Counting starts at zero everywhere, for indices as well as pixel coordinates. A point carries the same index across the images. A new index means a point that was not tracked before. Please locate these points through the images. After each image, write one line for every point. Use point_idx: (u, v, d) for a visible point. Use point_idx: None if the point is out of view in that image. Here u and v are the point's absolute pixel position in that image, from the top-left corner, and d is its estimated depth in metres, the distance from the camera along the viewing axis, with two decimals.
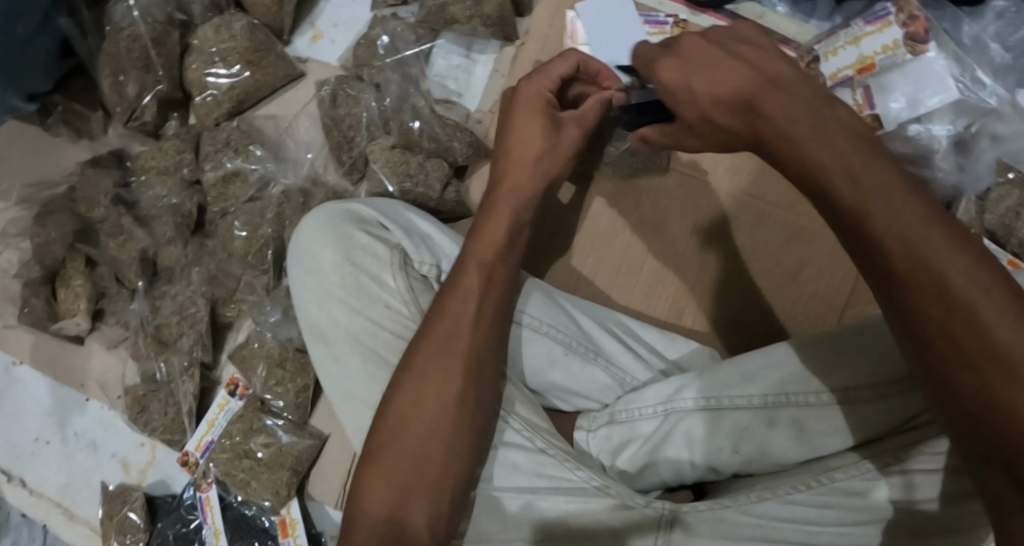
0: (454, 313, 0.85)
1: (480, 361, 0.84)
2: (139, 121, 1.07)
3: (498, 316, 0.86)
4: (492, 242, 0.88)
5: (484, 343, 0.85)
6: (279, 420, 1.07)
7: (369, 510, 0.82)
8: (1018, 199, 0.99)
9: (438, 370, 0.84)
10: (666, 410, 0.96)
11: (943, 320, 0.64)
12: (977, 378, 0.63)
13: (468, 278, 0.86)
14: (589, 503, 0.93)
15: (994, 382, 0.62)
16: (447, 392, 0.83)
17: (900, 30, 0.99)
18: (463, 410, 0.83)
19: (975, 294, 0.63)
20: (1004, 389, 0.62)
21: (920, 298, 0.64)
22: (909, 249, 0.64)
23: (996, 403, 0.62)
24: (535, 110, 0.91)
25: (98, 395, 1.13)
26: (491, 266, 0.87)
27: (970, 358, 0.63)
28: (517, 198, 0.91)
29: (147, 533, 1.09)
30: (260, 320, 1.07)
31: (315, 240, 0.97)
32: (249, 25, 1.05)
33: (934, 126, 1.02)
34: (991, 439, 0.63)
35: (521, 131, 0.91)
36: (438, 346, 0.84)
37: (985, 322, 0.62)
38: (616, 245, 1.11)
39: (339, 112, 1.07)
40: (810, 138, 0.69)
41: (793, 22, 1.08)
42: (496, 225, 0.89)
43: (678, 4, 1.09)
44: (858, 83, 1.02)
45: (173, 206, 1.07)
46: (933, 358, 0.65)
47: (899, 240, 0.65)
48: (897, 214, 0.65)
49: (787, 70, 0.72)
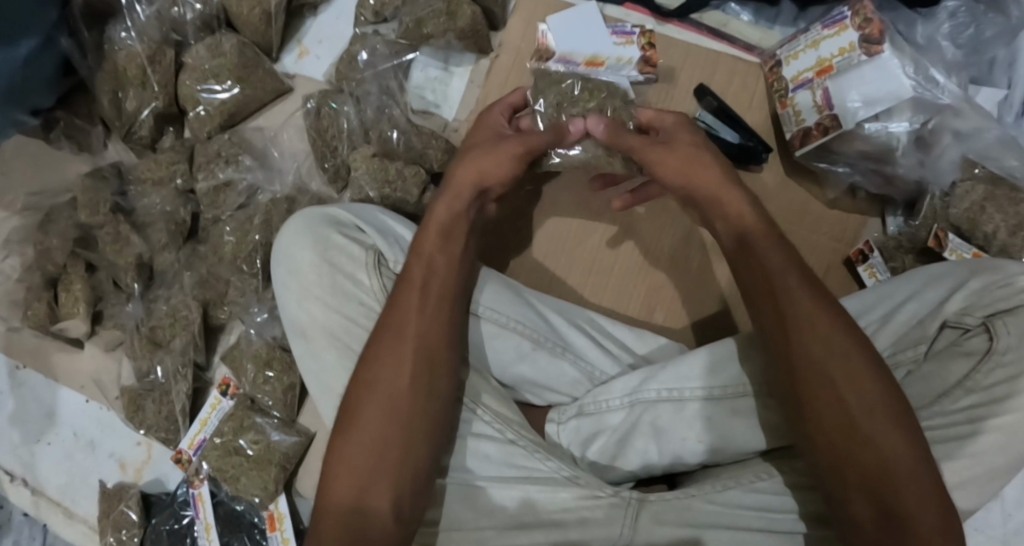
0: (402, 303, 0.92)
1: (430, 347, 0.91)
2: (136, 135, 1.13)
3: (442, 305, 0.92)
4: (434, 236, 0.94)
5: (434, 334, 0.91)
6: (269, 418, 1.11)
7: (336, 500, 0.87)
8: (982, 193, 1.03)
9: (386, 357, 0.90)
10: (632, 401, 0.99)
11: (822, 370, 0.81)
12: (842, 410, 0.80)
13: (413, 272, 0.93)
14: (556, 492, 0.96)
15: (833, 376, 0.80)
16: (400, 378, 0.89)
17: (855, 32, 1.03)
18: (415, 399, 0.89)
19: (848, 353, 0.81)
20: (841, 380, 0.80)
21: (808, 355, 0.81)
22: (798, 311, 0.82)
23: (837, 394, 0.80)
24: (492, 123, 1.00)
25: (96, 395, 1.19)
26: (432, 257, 0.93)
27: (831, 380, 0.80)
28: (453, 198, 0.96)
29: (142, 529, 1.14)
30: (248, 319, 1.12)
31: (293, 241, 1.02)
32: (238, 44, 1.11)
33: (891, 123, 1.04)
34: (843, 422, 0.80)
35: (476, 136, 0.99)
36: (391, 335, 0.91)
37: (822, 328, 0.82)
38: (588, 244, 1.14)
39: (323, 123, 1.12)
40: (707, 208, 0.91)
41: (756, 29, 1.15)
42: (435, 217, 0.95)
43: (644, 15, 1.15)
44: (818, 85, 1.05)
45: (167, 214, 1.13)
46: (809, 404, 0.81)
47: (803, 304, 0.83)
48: (785, 266, 0.84)
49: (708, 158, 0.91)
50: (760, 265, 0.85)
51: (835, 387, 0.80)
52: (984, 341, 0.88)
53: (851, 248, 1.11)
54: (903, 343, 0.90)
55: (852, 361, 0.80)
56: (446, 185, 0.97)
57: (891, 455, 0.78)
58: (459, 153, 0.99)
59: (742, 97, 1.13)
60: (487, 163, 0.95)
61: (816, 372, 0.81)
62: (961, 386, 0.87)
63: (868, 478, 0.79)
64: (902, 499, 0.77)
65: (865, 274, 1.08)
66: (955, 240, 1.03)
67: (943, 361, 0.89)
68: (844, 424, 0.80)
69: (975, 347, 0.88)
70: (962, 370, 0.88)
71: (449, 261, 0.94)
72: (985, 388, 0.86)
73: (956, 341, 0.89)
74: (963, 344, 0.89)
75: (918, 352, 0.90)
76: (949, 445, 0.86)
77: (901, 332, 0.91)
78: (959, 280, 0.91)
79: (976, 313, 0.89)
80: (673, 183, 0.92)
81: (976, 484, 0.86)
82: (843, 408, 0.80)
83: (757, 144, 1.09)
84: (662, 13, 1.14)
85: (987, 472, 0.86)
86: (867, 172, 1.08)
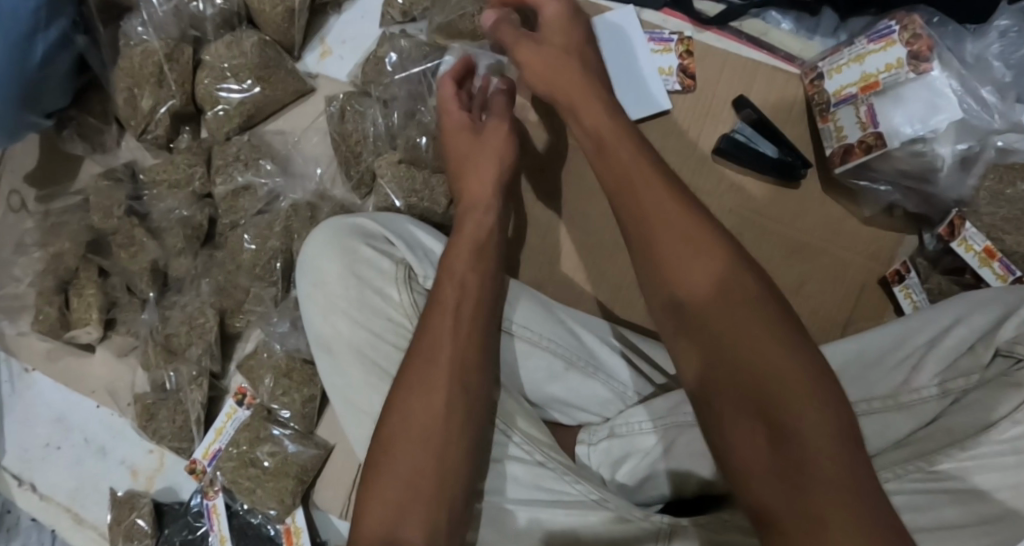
0: (434, 328, 0.92)
1: (461, 372, 0.90)
2: (152, 134, 1.09)
3: (475, 328, 0.93)
4: (464, 254, 0.95)
5: (470, 358, 0.91)
6: (286, 430, 1.08)
7: (367, 531, 0.86)
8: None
9: (419, 382, 0.90)
10: (666, 424, 0.97)
11: (732, 345, 0.69)
12: (752, 376, 0.67)
13: (443, 292, 0.93)
14: (586, 516, 0.93)
15: (738, 347, 0.69)
16: (433, 406, 0.89)
17: (903, 48, 1.00)
18: (450, 423, 0.89)
19: (772, 344, 0.68)
20: (744, 345, 0.69)
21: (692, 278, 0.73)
22: (707, 285, 0.72)
23: (740, 361, 0.68)
24: (463, 130, 1.02)
25: (108, 402, 1.16)
26: (462, 278, 0.94)
27: (742, 349, 0.69)
28: (482, 211, 0.98)
29: (154, 538, 1.11)
30: (269, 330, 1.08)
31: (320, 254, 0.98)
32: (260, 42, 1.07)
33: (939, 145, 1.01)
34: (750, 394, 0.67)
35: (456, 147, 1.02)
36: (423, 360, 0.91)
37: (730, 297, 0.71)
38: (617, 258, 1.12)
39: (348, 127, 1.07)
40: (616, 144, 0.83)
41: (797, 39, 1.10)
42: (463, 232, 0.97)
43: (682, 21, 1.12)
44: (862, 100, 1.02)
45: (185, 219, 1.08)
46: (727, 419, 0.68)
47: (719, 308, 0.71)
48: (690, 240, 0.74)
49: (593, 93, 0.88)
50: (671, 241, 0.74)
51: (752, 393, 0.67)
52: None
53: (885, 268, 1.09)
54: (955, 369, 0.90)
55: (759, 329, 0.69)
56: (463, 199, 1.00)
57: (805, 434, 0.64)
58: (456, 169, 1.02)
59: (781, 110, 1.10)
60: (486, 162, 1.00)
61: (730, 344, 0.69)
62: (1009, 417, 0.84)
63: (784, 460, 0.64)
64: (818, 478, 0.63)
65: (900, 295, 1.06)
66: (969, 229, 1.01)
67: (993, 392, 0.87)
68: (756, 396, 0.67)
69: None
70: (1012, 403, 0.85)
71: (478, 279, 0.94)
72: None
73: (1006, 370, 0.88)
74: (1013, 374, 0.87)
75: (969, 381, 0.89)
76: (992, 477, 0.84)
77: (951, 358, 0.91)
78: (1005, 307, 0.92)
79: None
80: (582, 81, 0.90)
81: None
82: (732, 330, 0.70)
83: (795, 159, 1.07)
84: (701, 19, 1.11)
85: None
86: (906, 191, 1.06)
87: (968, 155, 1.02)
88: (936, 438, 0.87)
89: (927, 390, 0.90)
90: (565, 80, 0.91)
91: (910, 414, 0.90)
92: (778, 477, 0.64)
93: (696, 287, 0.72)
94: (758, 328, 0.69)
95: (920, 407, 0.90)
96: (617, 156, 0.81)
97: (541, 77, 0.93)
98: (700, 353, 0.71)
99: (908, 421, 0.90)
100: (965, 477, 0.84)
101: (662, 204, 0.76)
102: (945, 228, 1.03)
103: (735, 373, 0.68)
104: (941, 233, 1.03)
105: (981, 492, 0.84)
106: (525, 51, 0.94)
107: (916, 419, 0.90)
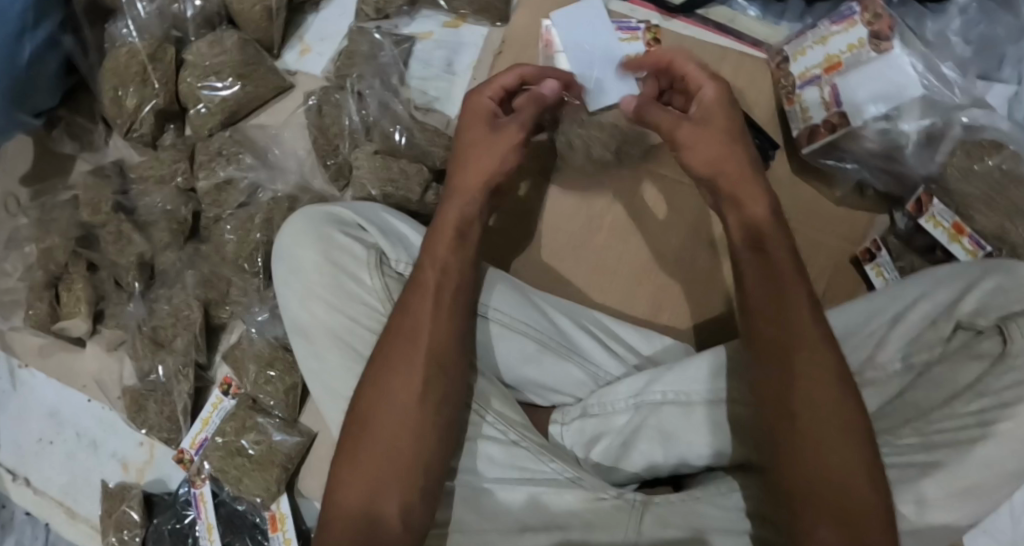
0: (413, 308, 0.91)
1: (440, 351, 0.90)
2: (138, 133, 1.12)
3: (455, 312, 0.91)
4: (445, 241, 0.94)
5: (448, 339, 0.90)
6: (271, 418, 1.10)
7: (345, 506, 0.87)
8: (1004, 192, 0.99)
9: (400, 362, 0.89)
10: (638, 403, 0.97)
11: (807, 387, 0.80)
12: (820, 419, 0.79)
13: (424, 275, 0.92)
14: (561, 494, 0.94)
15: (814, 389, 0.79)
16: (412, 385, 0.89)
17: (865, 29, 1.02)
18: (429, 403, 0.88)
19: (839, 391, 0.79)
20: (817, 388, 0.79)
21: (799, 371, 0.80)
22: (796, 325, 0.81)
23: (810, 400, 0.79)
24: (481, 122, 0.97)
25: (98, 395, 1.19)
26: (444, 261, 0.93)
27: (814, 392, 0.79)
28: (467, 200, 0.96)
29: (143, 529, 1.13)
30: (249, 319, 1.11)
31: (296, 240, 0.99)
32: (239, 42, 1.11)
33: (903, 122, 1.03)
34: (812, 430, 0.79)
35: (469, 134, 0.98)
36: (402, 339, 0.90)
37: (815, 344, 0.80)
38: (592, 244, 1.13)
39: (325, 120, 1.11)
40: (735, 174, 0.88)
41: (764, 25, 1.13)
42: (446, 220, 0.95)
43: (649, 10, 1.14)
44: (826, 82, 1.04)
45: (168, 213, 1.12)
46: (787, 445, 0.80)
47: (804, 348, 0.80)
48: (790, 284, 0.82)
49: (718, 121, 0.89)
50: (776, 273, 0.83)
51: (814, 432, 0.79)
52: (996, 344, 0.87)
53: (857, 247, 1.10)
54: (919, 342, 0.89)
55: (834, 378, 0.79)
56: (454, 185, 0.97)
57: (848, 478, 0.77)
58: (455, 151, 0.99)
59: (750, 93, 1.11)
60: (490, 159, 0.96)
61: (805, 385, 0.80)
62: (972, 389, 0.86)
63: (830, 493, 0.77)
64: (858, 514, 0.77)
65: (871, 273, 1.07)
66: (936, 205, 1.01)
67: (956, 364, 0.88)
68: (815, 435, 0.79)
69: (987, 350, 0.87)
70: (973, 374, 0.87)
71: (459, 263, 0.93)
72: (997, 391, 0.85)
73: (968, 342, 0.88)
74: (975, 346, 0.88)
75: (934, 352, 0.89)
76: (957, 450, 0.84)
77: (915, 332, 0.90)
78: (970, 280, 0.90)
79: (989, 314, 0.87)
80: (704, 114, 0.90)
81: (990, 489, 0.84)
82: (817, 428, 0.79)
83: (764, 142, 1.09)
84: (668, 7, 1.13)
85: (998, 479, 0.84)
86: (875, 170, 1.07)
87: (934, 132, 1.03)
88: (905, 411, 0.88)
89: (892, 365, 0.89)
90: (733, 168, 0.88)
91: (877, 390, 0.89)
92: (825, 503, 0.77)
93: (786, 324, 0.81)
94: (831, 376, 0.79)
95: (884, 383, 0.89)
96: (708, 169, 0.89)
97: (704, 159, 0.89)
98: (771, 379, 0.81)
99: (875, 396, 0.90)
100: (929, 450, 0.85)
101: (764, 235, 0.85)
102: (913, 205, 1.03)
103: (797, 411, 0.80)
104: (910, 210, 1.03)
105: (948, 464, 0.84)
106: (685, 131, 0.89)
107: (882, 394, 0.90)
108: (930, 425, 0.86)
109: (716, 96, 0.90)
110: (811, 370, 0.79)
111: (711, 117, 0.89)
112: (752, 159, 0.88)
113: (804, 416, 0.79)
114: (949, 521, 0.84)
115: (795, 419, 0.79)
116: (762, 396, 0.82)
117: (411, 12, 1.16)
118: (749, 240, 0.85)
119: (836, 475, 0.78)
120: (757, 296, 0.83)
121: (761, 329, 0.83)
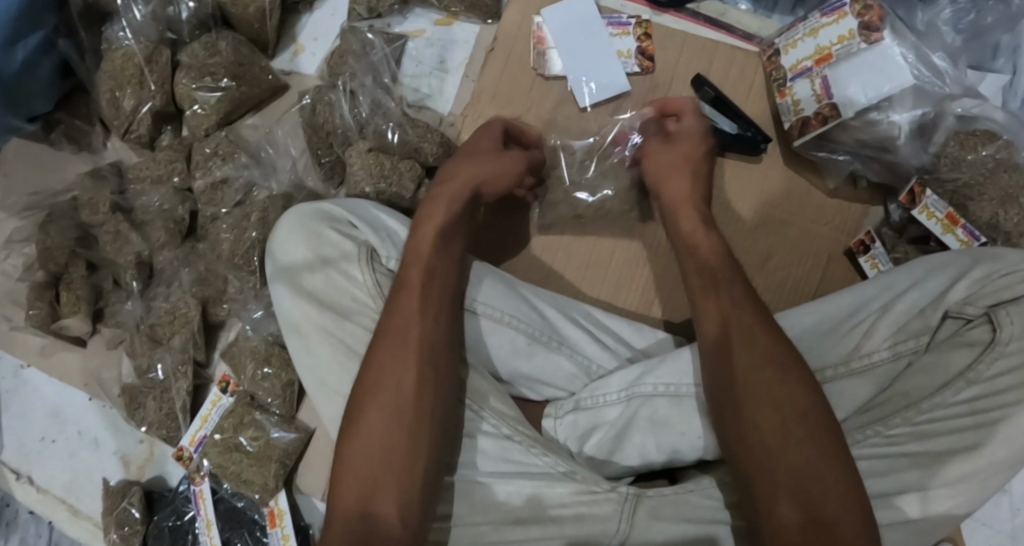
0: (403, 305, 0.91)
1: (429, 349, 0.90)
2: (136, 134, 1.14)
3: (442, 310, 0.92)
4: (426, 237, 0.95)
5: (435, 336, 0.91)
6: (269, 415, 1.11)
7: (341, 506, 0.86)
8: (1001, 181, 0.98)
9: (389, 358, 0.89)
10: (630, 395, 0.97)
11: (753, 378, 0.83)
12: (776, 412, 0.81)
13: (410, 274, 0.93)
14: (555, 487, 0.94)
15: (767, 380, 0.82)
16: (405, 381, 0.88)
17: (855, 20, 1.01)
18: (422, 398, 0.88)
19: (796, 382, 0.82)
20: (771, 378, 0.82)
21: (745, 367, 0.84)
22: (739, 325, 0.86)
23: (766, 392, 0.82)
24: (482, 140, 1.04)
25: (99, 393, 1.20)
26: (430, 260, 0.93)
27: (768, 385, 0.82)
28: (449, 200, 0.97)
29: (144, 525, 1.14)
30: (244, 315, 1.13)
31: (287, 240, 1.00)
32: (234, 43, 1.12)
33: (895, 113, 1.02)
34: (770, 420, 0.81)
35: (471, 147, 1.03)
36: (393, 338, 0.90)
37: (753, 337, 0.85)
38: (585, 238, 1.13)
39: (318, 120, 1.12)
40: (676, 183, 0.99)
41: (755, 18, 1.13)
42: (429, 215, 0.96)
43: (640, 5, 1.14)
44: (817, 74, 1.03)
45: (165, 212, 1.14)
46: (751, 436, 0.82)
47: (754, 343, 0.84)
48: (728, 287, 0.89)
49: (693, 143, 1.01)
50: (720, 276, 0.90)
51: (777, 424, 0.81)
52: (986, 331, 0.86)
53: (850, 238, 1.10)
54: (906, 331, 0.89)
55: (789, 372, 0.83)
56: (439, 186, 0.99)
57: (804, 466, 0.79)
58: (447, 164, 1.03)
59: (740, 86, 1.12)
60: (480, 159, 1.01)
61: (754, 380, 0.83)
62: (963, 377, 0.86)
63: (801, 478, 0.79)
64: (824, 498, 0.78)
65: (866, 265, 1.07)
66: (930, 197, 1.01)
67: (944, 351, 0.87)
68: (777, 426, 0.81)
69: (977, 338, 0.87)
70: (963, 361, 0.86)
71: (443, 261, 0.94)
72: (985, 380, 0.85)
73: (957, 331, 0.88)
74: (965, 334, 0.87)
75: (920, 343, 0.88)
76: (951, 439, 0.85)
77: (902, 323, 0.90)
78: (960, 268, 0.90)
79: (977, 304, 0.88)
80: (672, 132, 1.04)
81: (982, 477, 0.84)
82: (774, 428, 0.81)
83: (756, 135, 1.09)
84: (659, 2, 1.13)
85: (987, 467, 0.84)
86: (867, 160, 1.07)
87: (924, 123, 1.03)
88: (894, 401, 0.87)
89: (878, 353, 0.89)
90: (677, 185, 0.99)
91: (867, 379, 0.88)
92: (794, 489, 0.79)
93: (739, 321, 0.86)
94: (775, 368, 0.83)
95: (874, 372, 0.88)
96: (666, 180, 1.00)
97: (661, 166, 1.01)
98: (722, 373, 0.85)
99: (864, 386, 0.88)
100: (922, 441, 0.86)
101: (696, 241, 0.94)
102: (907, 196, 1.03)
103: (760, 403, 0.82)
104: (904, 201, 1.03)
105: (936, 454, 0.85)
106: (652, 144, 1.03)
107: (873, 384, 0.88)
108: (920, 415, 0.86)
109: (693, 122, 1.03)
110: (755, 365, 0.83)
111: (682, 144, 1.01)
112: (692, 183, 0.99)
113: (762, 407, 0.82)
114: (941, 511, 0.85)
115: (750, 418, 0.82)
116: (719, 395, 0.85)
117: (403, 10, 1.18)
118: (682, 252, 0.95)
119: (801, 463, 0.79)
120: (703, 302, 0.90)
121: (722, 326, 0.87)
